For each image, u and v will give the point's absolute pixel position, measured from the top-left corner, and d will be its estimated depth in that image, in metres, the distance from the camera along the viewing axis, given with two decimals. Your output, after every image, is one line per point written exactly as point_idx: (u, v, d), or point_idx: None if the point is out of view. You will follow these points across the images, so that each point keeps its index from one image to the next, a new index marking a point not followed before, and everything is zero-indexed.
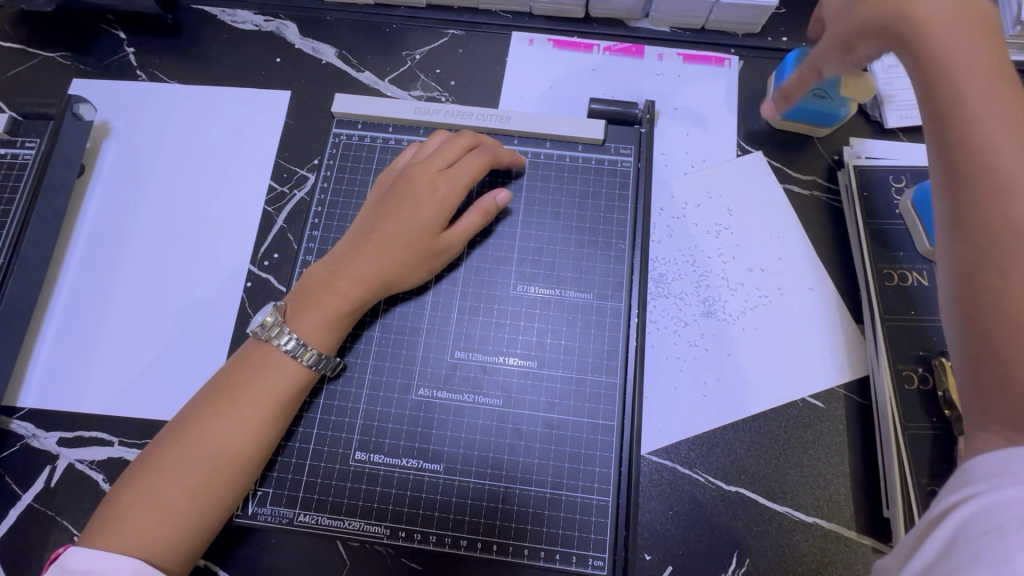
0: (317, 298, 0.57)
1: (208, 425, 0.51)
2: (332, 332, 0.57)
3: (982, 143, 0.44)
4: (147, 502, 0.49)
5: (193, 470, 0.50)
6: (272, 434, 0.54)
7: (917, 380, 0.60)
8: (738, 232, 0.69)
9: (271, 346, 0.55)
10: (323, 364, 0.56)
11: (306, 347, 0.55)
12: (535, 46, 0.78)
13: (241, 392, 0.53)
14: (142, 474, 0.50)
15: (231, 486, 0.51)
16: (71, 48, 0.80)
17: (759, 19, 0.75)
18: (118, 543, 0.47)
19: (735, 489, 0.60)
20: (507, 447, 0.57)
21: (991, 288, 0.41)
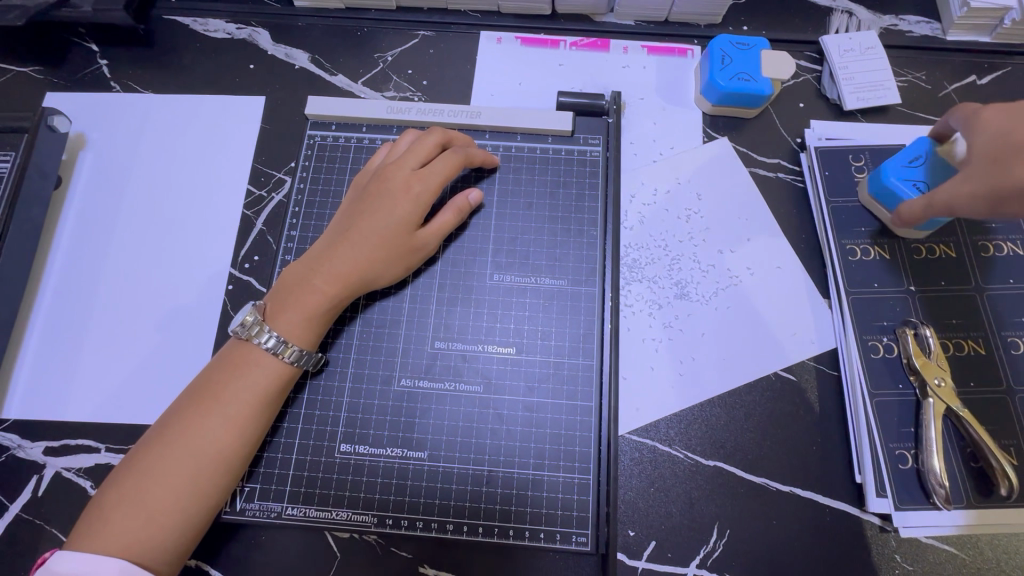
0: (295, 296, 0.58)
1: (191, 425, 0.52)
2: (311, 329, 0.58)
3: None
4: (132, 504, 0.49)
5: (177, 471, 0.51)
6: (254, 431, 0.54)
7: (882, 349, 0.63)
8: (707, 216, 0.71)
9: (253, 344, 0.56)
10: (305, 360, 0.57)
11: (286, 344, 0.56)
12: (504, 44, 0.80)
13: (223, 390, 0.54)
14: (126, 477, 0.51)
15: (216, 484, 0.52)
16: (44, 62, 0.81)
17: (719, 10, 0.77)
18: (105, 545, 0.48)
19: (713, 462, 0.62)
20: (489, 432, 0.58)
21: None
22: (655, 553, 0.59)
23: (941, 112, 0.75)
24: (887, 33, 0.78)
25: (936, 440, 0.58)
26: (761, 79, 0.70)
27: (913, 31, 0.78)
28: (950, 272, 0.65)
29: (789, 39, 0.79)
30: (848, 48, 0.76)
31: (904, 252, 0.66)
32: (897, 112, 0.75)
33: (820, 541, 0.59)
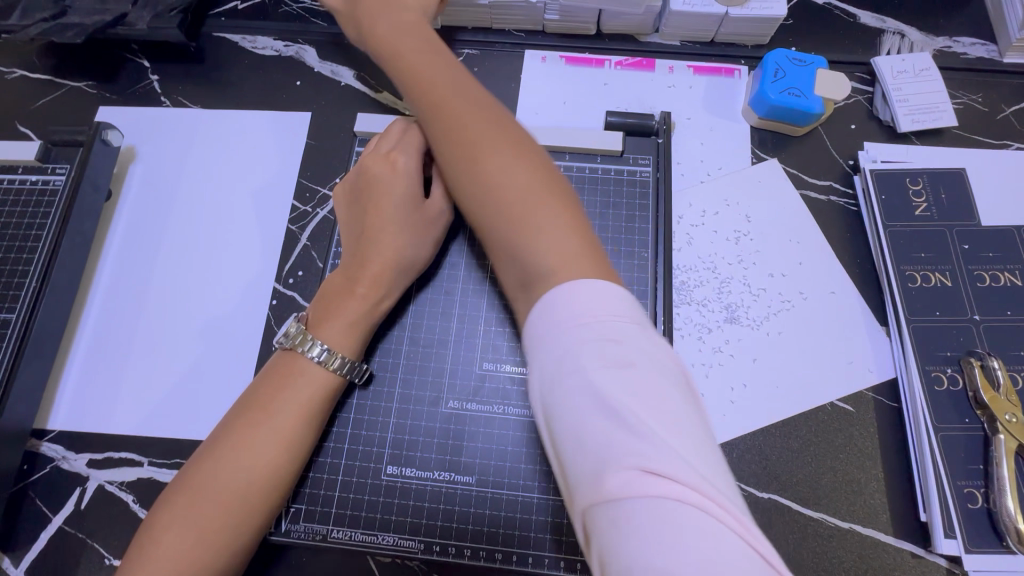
0: (330, 303, 0.58)
1: (239, 439, 0.51)
2: (354, 338, 0.57)
3: (470, 163, 0.49)
4: (184, 524, 0.49)
5: (227, 488, 0.50)
6: (301, 447, 0.54)
7: (947, 380, 0.60)
8: (757, 238, 0.69)
9: (300, 354, 0.55)
10: (351, 370, 0.57)
11: (332, 353, 0.55)
12: (548, 63, 0.80)
13: (268, 403, 0.53)
14: (177, 497, 0.50)
15: (265, 501, 0.51)
16: (97, 77, 0.83)
17: (768, 30, 0.76)
18: (158, 567, 0.47)
19: (769, 495, 0.60)
20: (538, 457, 0.57)
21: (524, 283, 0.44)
22: None
23: (1001, 135, 0.73)
24: (941, 55, 0.77)
25: (1008, 479, 0.55)
26: (810, 97, 0.70)
27: (968, 53, 0.77)
28: (1018, 302, 0.63)
29: (841, 60, 0.77)
30: (901, 69, 0.74)
31: (966, 280, 0.64)
32: (954, 135, 0.73)
33: None
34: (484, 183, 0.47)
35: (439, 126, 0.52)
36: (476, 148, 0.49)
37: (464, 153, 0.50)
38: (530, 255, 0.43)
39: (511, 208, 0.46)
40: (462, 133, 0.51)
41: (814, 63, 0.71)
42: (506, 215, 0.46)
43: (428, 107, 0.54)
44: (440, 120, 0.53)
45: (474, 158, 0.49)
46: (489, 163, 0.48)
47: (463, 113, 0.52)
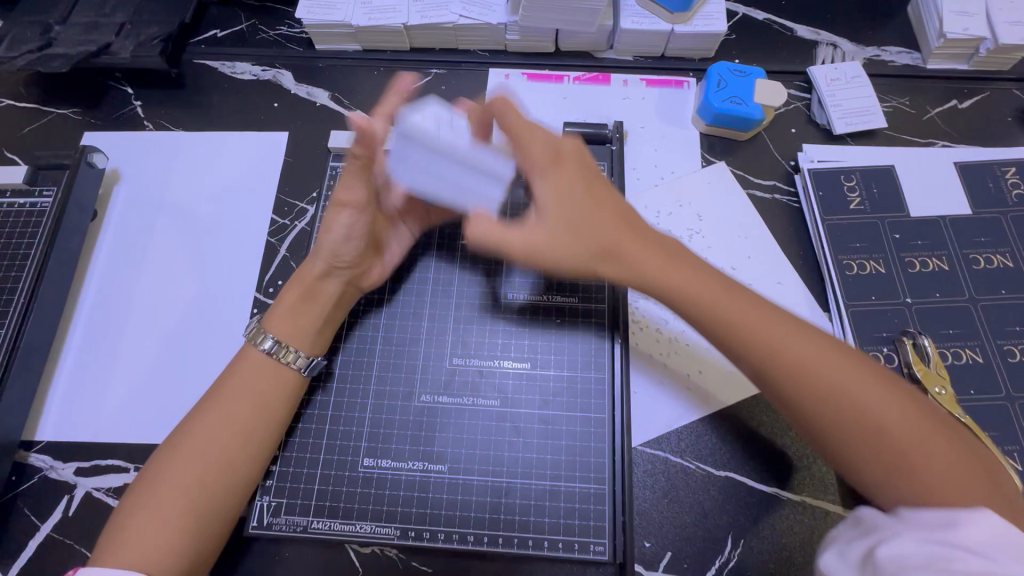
0: (288, 303, 0.61)
1: (195, 429, 0.55)
2: (303, 329, 0.61)
3: (801, 366, 0.50)
4: (145, 516, 0.51)
5: (183, 478, 0.53)
6: (254, 433, 0.56)
7: (884, 359, 0.65)
8: (708, 235, 0.74)
9: (255, 347, 0.59)
10: (299, 361, 0.60)
11: (280, 344, 0.59)
12: (511, 80, 0.86)
13: (223, 395, 0.57)
14: (138, 493, 0.53)
15: (224, 488, 0.54)
16: (82, 105, 0.87)
17: (712, 45, 0.83)
18: (119, 555, 0.49)
19: (725, 473, 0.63)
20: (506, 444, 0.60)
21: (856, 443, 0.48)
22: (671, 563, 0.60)
23: (927, 134, 0.79)
24: (870, 63, 0.84)
25: None
26: (750, 104, 0.76)
27: (895, 61, 0.84)
28: (945, 285, 0.68)
29: (780, 70, 0.83)
30: (834, 78, 0.81)
31: (898, 267, 0.69)
32: (884, 135, 0.79)
33: None
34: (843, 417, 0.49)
35: (751, 350, 0.52)
36: (805, 356, 0.51)
37: (821, 405, 0.50)
38: (886, 412, 0.48)
39: (864, 410, 0.48)
40: (777, 355, 0.51)
41: (750, 73, 0.77)
42: (850, 423, 0.48)
43: (698, 299, 0.54)
44: (747, 325, 0.52)
45: (779, 352, 0.51)
46: (810, 354, 0.51)
47: (722, 297, 0.54)
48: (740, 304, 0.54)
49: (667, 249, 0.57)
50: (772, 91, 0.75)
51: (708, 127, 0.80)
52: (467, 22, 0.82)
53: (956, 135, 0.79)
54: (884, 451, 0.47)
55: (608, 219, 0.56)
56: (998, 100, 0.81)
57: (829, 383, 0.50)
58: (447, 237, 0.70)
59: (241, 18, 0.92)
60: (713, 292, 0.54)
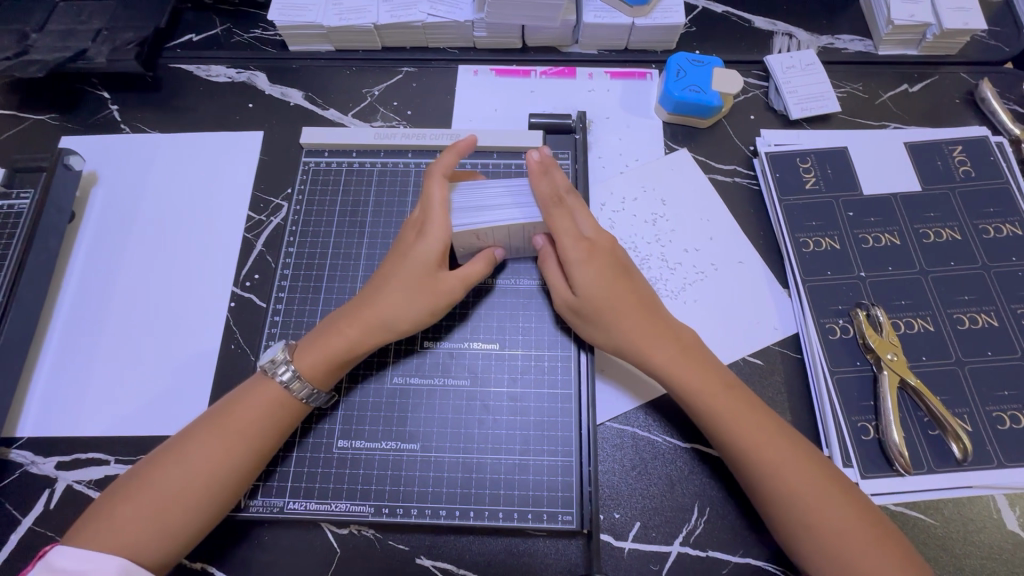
0: (320, 361, 0.59)
1: (200, 446, 0.55)
2: (335, 375, 0.61)
3: (757, 450, 0.55)
4: (145, 517, 0.52)
5: (188, 488, 0.54)
6: (259, 455, 0.57)
7: (839, 330, 0.68)
8: (671, 218, 0.77)
9: (274, 380, 0.59)
10: (315, 397, 0.59)
11: (300, 381, 0.58)
12: (480, 76, 0.88)
13: (234, 414, 0.57)
14: (136, 491, 0.53)
15: (225, 502, 0.55)
16: (59, 110, 0.88)
17: (672, 36, 0.86)
18: (109, 547, 0.51)
19: (691, 445, 0.64)
20: (476, 421, 0.63)
21: (794, 516, 0.53)
22: (640, 533, 0.61)
23: (879, 117, 0.82)
24: (824, 51, 0.87)
25: (893, 410, 0.62)
26: (709, 92, 0.78)
27: (848, 48, 0.87)
28: (897, 259, 0.71)
29: (739, 60, 0.87)
30: (789, 65, 0.84)
31: (852, 242, 0.72)
32: (839, 119, 0.82)
33: None
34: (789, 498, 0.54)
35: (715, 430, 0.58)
36: (771, 463, 0.55)
37: (785, 500, 0.54)
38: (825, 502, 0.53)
39: (806, 490, 0.53)
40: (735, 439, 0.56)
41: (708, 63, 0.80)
42: (788, 494, 0.54)
43: (698, 393, 0.58)
44: (729, 420, 0.57)
45: (740, 437, 0.56)
46: (770, 444, 0.55)
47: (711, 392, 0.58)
48: (750, 420, 0.57)
49: (682, 340, 0.61)
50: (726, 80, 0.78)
51: (670, 116, 0.82)
52: (435, 21, 0.84)
53: (906, 117, 0.82)
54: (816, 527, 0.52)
55: (616, 308, 0.60)
56: (946, 83, 0.84)
57: (783, 474, 0.54)
58: None
59: (215, 23, 0.94)
60: (712, 383, 0.58)
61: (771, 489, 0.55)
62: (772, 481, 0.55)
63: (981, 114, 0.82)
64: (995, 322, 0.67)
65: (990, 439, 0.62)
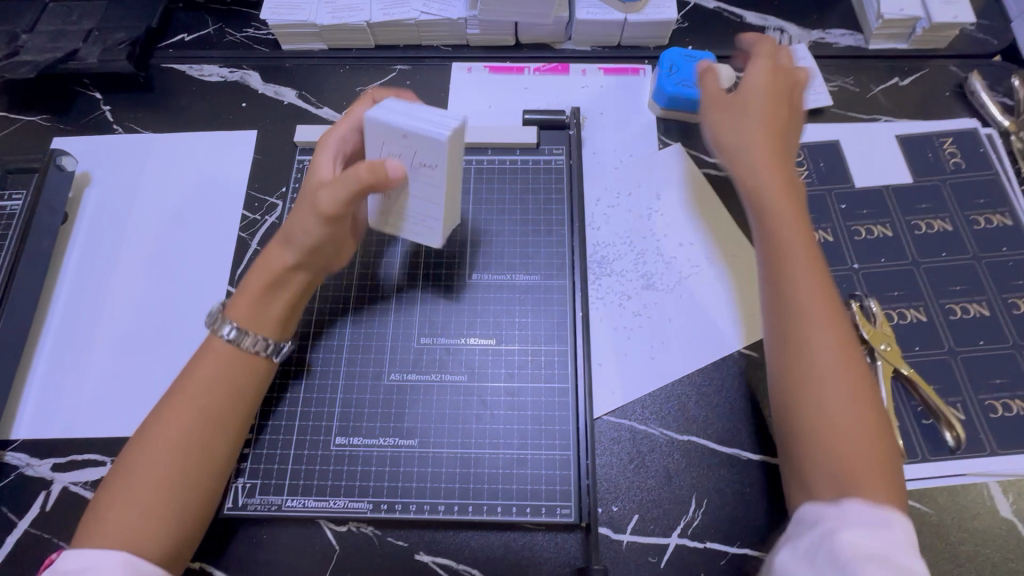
0: (252, 299, 0.58)
1: (166, 422, 0.54)
2: (281, 316, 0.60)
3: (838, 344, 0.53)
4: (129, 503, 0.51)
5: (164, 460, 0.53)
6: (232, 418, 0.56)
7: None
8: (666, 213, 0.77)
9: (216, 336, 0.58)
10: (265, 347, 0.59)
11: (244, 334, 0.58)
12: (473, 73, 0.88)
13: (192, 385, 0.56)
14: (116, 481, 0.52)
15: (212, 471, 0.55)
16: (50, 111, 0.88)
17: (665, 32, 0.86)
18: (100, 541, 0.49)
19: (688, 438, 0.65)
20: (474, 417, 0.63)
21: (828, 417, 0.51)
22: (639, 525, 0.61)
23: (872, 111, 0.83)
24: (816, 46, 0.87)
25: (887, 400, 0.63)
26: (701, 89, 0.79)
27: (839, 42, 0.88)
28: (890, 250, 0.71)
29: (731, 55, 0.87)
30: None
31: (846, 235, 0.73)
32: (831, 113, 0.83)
33: None
34: (827, 405, 0.51)
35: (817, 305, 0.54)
36: (841, 364, 0.52)
37: (829, 396, 0.51)
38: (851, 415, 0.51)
39: (849, 395, 0.51)
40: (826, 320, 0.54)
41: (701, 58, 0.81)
42: (839, 387, 0.51)
43: (800, 267, 0.56)
44: (820, 304, 0.54)
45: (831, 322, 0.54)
46: (848, 348, 0.53)
47: (804, 267, 0.56)
48: (825, 290, 0.55)
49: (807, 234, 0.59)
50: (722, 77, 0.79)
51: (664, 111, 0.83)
52: (428, 18, 0.85)
53: (897, 111, 0.83)
54: (838, 431, 0.50)
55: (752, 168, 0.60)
56: (936, 76, 0.85)
57: (845, 368, 0.52)
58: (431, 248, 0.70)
59: (207, 22, 0.94)
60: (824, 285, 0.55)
61: (830, 375, 0.52)
62: (833, 367, 0.52)
63: (971, 107, 0.83)
64: (986, 311, 0.68)
65: (983, 427, 0.63)
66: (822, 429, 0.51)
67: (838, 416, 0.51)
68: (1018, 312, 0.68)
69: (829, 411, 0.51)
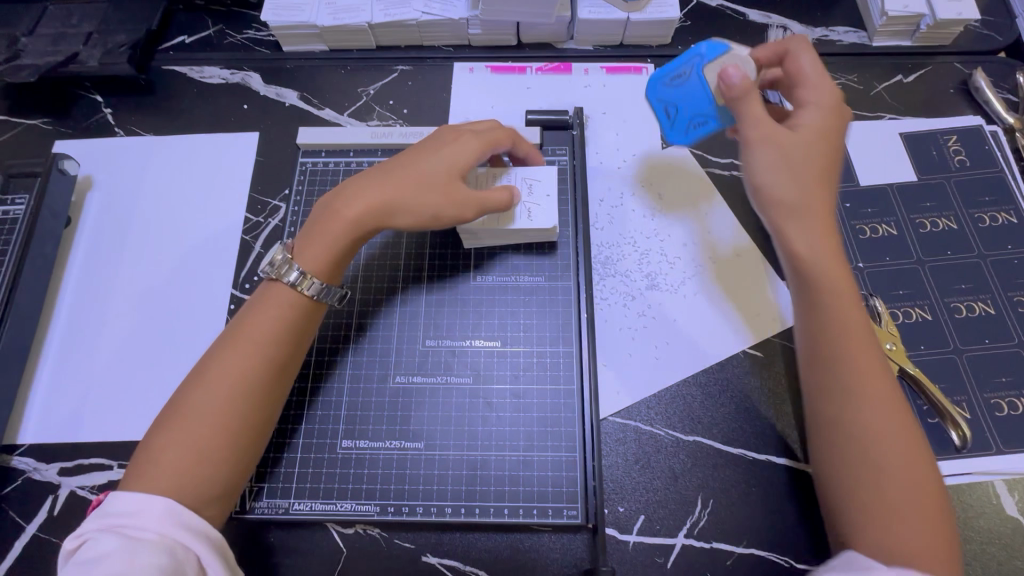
0: (320, 242, 0.60)
1: (222, 371, 0.54)
2: (343, 264, 0.61)
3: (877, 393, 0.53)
4: (183, 449, 0.51)
5: (219, 409, 0.53)
6: (277, 374, 0.56)
7: None
8: (670, 213, 0.77)
9: (282, 281, 0.59)
10: (326, 293, 0.60)
11: (306, 276, 0.58)
12: (476, 73, 0.88)
13: (248, 336, 0.56)
14: (172, 423, 0.53)
15: (261, 425, 0.55)
16: (52, 114, 0.88)
17: (667, 31, 0.86)
18: (156, 483, 0.50)
19: (694, 438, 0.65)
20: (479, 419, 0.63)
21: (868, 466, 0.51)
22: (645, 526, 0.62)
23: (876, 108, 0.82)
24: (819, 43, 0.87)
25: None
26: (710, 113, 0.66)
27: (842, 40, 0.87)
28: (895, 249, 0.71)
29: None
30: None
31: (850, 234, 0.72)
32: None
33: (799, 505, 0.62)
34: (863, 447, 0.52)
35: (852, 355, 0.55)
36: (882, 415, 0.52)
37: (872, 445, 0.51)
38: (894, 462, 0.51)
39: (888, 442, 0.51)
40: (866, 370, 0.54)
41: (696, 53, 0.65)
42: (876, 439, 0.52)
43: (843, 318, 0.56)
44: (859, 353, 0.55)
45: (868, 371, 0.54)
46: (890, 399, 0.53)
47: (844, 321, 0.56)
48: (863, 325, 0.56)
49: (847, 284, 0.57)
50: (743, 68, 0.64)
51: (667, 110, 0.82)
52: (429, 18, 0.84)
53: (901, 108, 0.83)
54: (883, 483, 0.50)
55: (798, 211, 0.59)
56: (940, 73, 0.85)
57: (884, 417, 0.52)
58: (436, 251, 0.70)
59: (207, 24, 0.93)
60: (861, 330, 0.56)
61: (870, 425, 0.52)
62: (875, 419, 0.52)
63: (975, 104, 0.82)
64: (991, 310, 0.68)
65: (988, 426, 0.63)
66: (859, 480, 0.51)
67: (879, 466, 0.51)
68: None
69: (868, 457, 0.51)
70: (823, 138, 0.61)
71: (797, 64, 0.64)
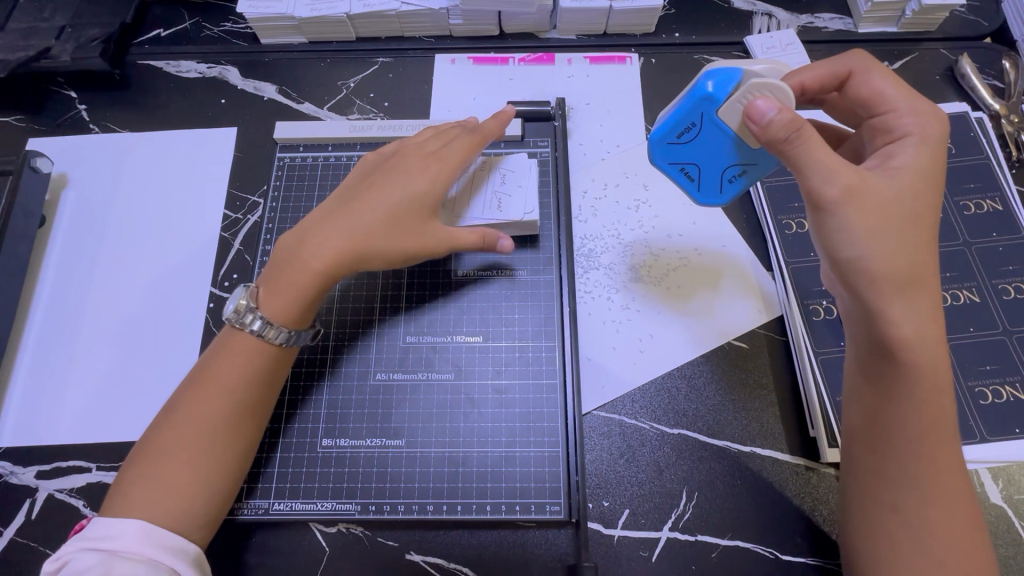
0: (287, 292, 0.56)
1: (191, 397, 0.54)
2: (311, 313, 0.58)
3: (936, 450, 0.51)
4: (155, 476, 0.51)
5: (188, 434, 0.52)
6: (250, 394, 0.55)
7: (824, 311, 0.68)
8: (655, 204, 0.76)
9: (245, 331, 0.56)
10: (295, 339, 0.57)
11: (271, 326, 0.56)
12: (458, 65, 0.87)
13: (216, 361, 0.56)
14: (144, 451, 0.53)
15: (234, 446, 0.54)
16: (25, 111, 0.86)
17: (651, 19, 0.84)
18: (131, 512, 0.50)
19: (679, 431, 0.65)
20: (461, 415, 0.62)
21: (913, 517, 0.50)
22: (630, 520, 0.61)
23: None
24: (805, 30, 0.86)
25: None
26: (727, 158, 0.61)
27: (828, 26, 0.86)
28: None
29: (719, 42, 0.86)
30: (769, 45, 0.83)
31: None
32: None
33: (783, 496, 0.62)
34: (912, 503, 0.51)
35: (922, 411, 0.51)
36: (940, 470, 0.51)
37: (921, 498, 0.50)
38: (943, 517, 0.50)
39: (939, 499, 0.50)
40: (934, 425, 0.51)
41: (701, 95, 0.57)
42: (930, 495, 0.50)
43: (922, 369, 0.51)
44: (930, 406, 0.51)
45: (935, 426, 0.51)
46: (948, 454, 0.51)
47: (921, 372, 0.51)
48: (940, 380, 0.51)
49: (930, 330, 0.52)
50: (770, 95, 0.55)
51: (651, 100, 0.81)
52: (409, 9, 0.83)
53: None
54: (929, 537, 0.50)
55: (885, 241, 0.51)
56: (926, 60, 0.84)
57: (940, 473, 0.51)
58: None
59: (184, 17, 0.92)
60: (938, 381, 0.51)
61: (923, 480, 0.51)
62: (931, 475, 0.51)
63: (961, 90, 0.82)
64: (976, 298, 0.67)
65: (973, 415, 0.63)
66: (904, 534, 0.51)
67: (925, 519, 0.50)
68: (1008, 298, 0.67)
69: (919, 511, 0.50)
70: (906, 166, 0.53)
71: (865, 91, 0.58)
